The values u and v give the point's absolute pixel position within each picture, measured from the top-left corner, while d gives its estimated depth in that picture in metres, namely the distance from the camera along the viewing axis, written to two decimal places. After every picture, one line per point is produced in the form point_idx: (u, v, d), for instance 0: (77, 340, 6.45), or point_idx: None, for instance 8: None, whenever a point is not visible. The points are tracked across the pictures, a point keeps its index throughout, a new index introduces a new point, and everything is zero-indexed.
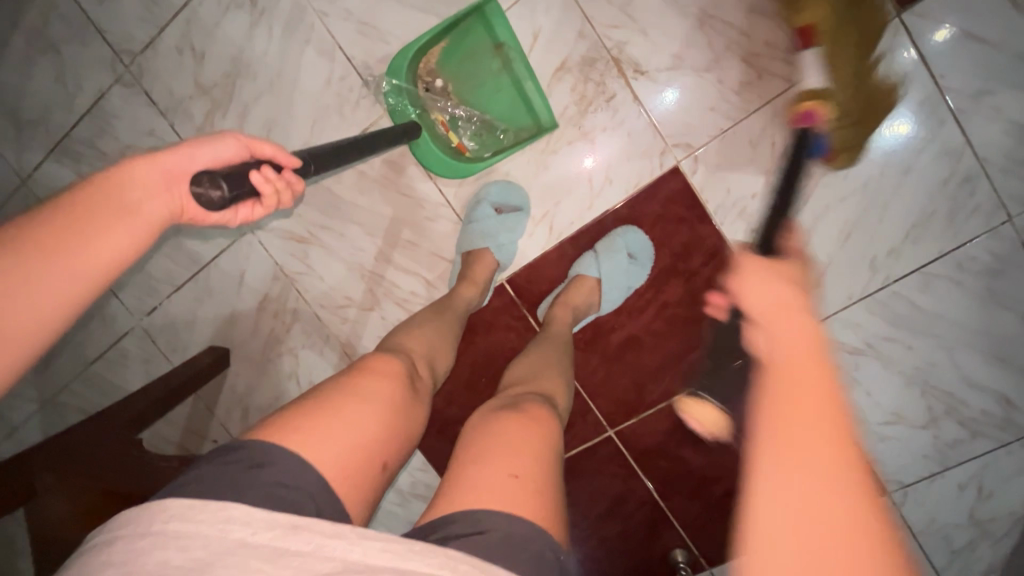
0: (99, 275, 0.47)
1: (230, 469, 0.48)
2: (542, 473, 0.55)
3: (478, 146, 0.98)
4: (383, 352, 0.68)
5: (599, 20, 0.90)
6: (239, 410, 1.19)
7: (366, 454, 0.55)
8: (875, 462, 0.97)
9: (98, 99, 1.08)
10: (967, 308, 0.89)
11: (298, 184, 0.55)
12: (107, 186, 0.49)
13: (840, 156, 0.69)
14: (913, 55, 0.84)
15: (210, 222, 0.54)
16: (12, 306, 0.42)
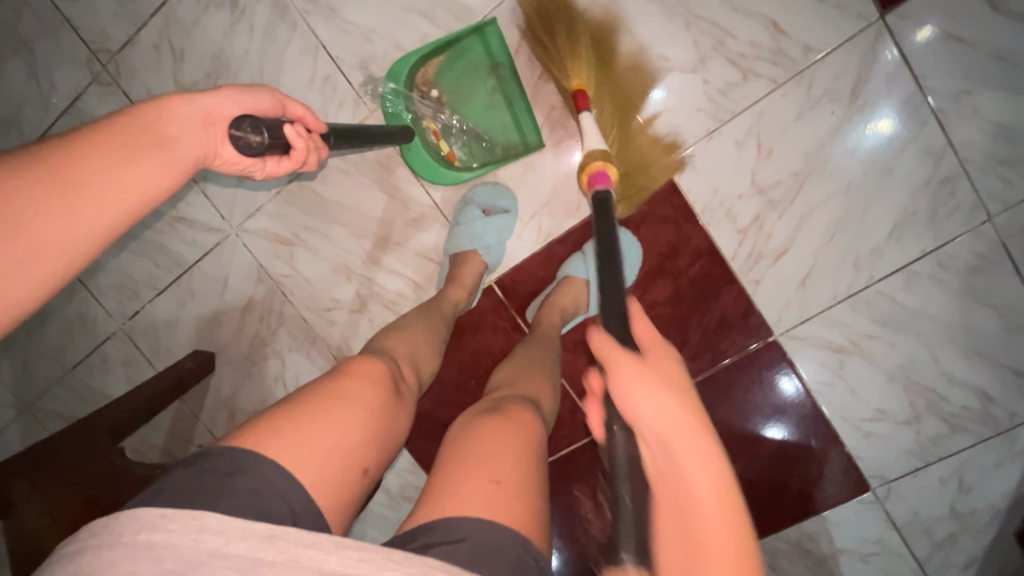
0: (138, 204, 0.47)
1: (207, 477, 0.48)
2: (523, 479, 0.55)
3: (467, 156, 0.98)
4: (367, 354, 0.67)
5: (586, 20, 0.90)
6: (224, 414, 1.18)
7: (347, 460, 0.54)
8: (860, 458, 0.98)
9: (73, 98, 1.05)
10: (947, 306, 0.91)
11: (322, 150, 0.62)
12: (148, 115, 0.50)
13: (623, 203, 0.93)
14: (895, 54, 0.85)
15: (238, 168, 0.57)
16: (51, 220, 0.42)
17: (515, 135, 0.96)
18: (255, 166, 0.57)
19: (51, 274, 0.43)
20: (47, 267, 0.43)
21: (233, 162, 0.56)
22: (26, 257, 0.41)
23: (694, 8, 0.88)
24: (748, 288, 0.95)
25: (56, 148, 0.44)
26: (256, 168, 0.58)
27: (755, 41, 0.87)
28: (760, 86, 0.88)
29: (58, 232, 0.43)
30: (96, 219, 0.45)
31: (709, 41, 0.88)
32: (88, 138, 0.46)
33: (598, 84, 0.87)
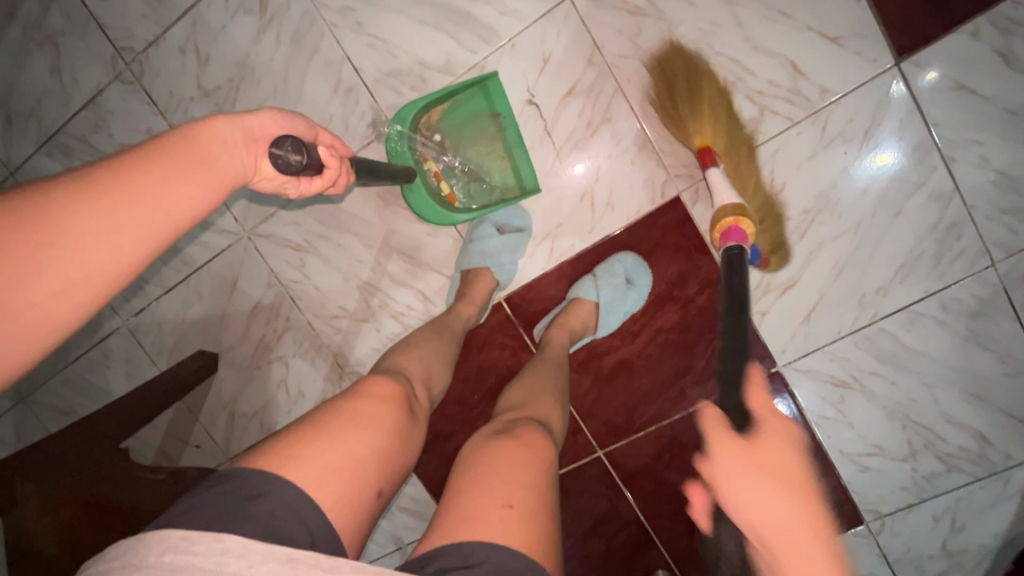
0: (177, 222, 0.48)
1: (227, 499, 0.48)
2: (535, 504, 0.55)
3: (466, 196, 0.98)
4: (380, 374, 0.68)
5: (609, 49, 0.92)
6: (224, 416, 1.18)
7: (362, 481, 0.54)
8: (856, 492, 0.99)
9: (95, 95, 1.06)
10: (947, 347, 0.93)
11: (349, 174, 0.65)
12: (191, 134, 0.51)
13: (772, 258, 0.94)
14: (903, 89, 0.87)
15: (273, 184, 0.58)
16: (102, 242, 0.43)
17: (511, 180, 0.98)
18: (291, 184, 0.58)
19: (95, 292, 0.43)
20: (91, 286, 0.43)
21: (271, 180, 0.58)
22: (76, 277, 0.42)
23: (715, 43, 0.89)
24: (754, 318, 0.96)
25: (97, 171, 0.45)
26: (291, 186, 0.59)
27: (774, 79, 0.89)
28: (776, 124, 0.90)
29: (101, 251, 0.43)
30: (140, 239, 0.45)
31: (728, 77, 0.90)
32: (132, 157, 0.47)
33: (731, 133, 0.90)
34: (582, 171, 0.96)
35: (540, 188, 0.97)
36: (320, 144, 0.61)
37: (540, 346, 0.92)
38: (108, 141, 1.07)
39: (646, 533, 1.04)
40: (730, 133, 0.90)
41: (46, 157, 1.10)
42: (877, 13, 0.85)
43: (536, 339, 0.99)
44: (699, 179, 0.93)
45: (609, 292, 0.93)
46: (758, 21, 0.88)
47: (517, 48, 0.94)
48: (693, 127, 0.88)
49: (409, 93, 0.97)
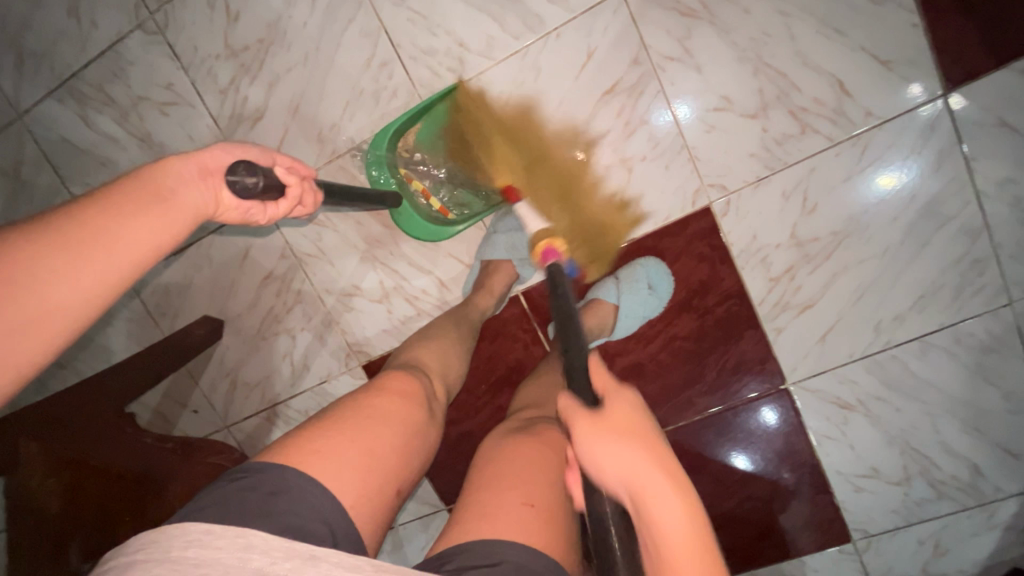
0: (142, 254, 0.46)
1: (247, 495, 0.46)
2: (557, 504, 0.53)
3: (458, 207, 0.98)
4: (397, 369, 0.67)
5: (657, 50, 0.89)
6: (225, 384, 1.17)
7: (382, 478, 0.52)
8: (848, 511, 1.01)
9: (114, 43, 1.01)
10: (954, 379, 0.94)
11: (317, 193, 0.64)
12: (146, 174, 0.49)
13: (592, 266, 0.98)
14: (939, 104, 0.85)
15: (239, 216, 0.56)
16: (55, 284, 0.42)
17: None
18: (257, 211, 0.57)
19: (51, 336, 0.42)
20: (46, 331, 0.42)
21: (235, 209, 0.56)
22: (37, 320, 0.41)
23: (764, 55, 0.87)
24: (770, 334, 0.96)
25: (53, 217, 0.44)
26: (257, 213, 0.57)
27: (820, 97, 0.87)
28: (816, 142, 0.89)
29: (56, 295, 0.42)
30: (100, 277, 0.44)
31: (775, 90, 0.88)
32: (87, 202, 0.45)
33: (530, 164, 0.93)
34: (584, 158, 0.95)
35: None
36: (278, 167, 0.60)
37: (555, 345, 0.92)
38: (125, 93, 1.03)
39: None
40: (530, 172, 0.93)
41: (57, 104, 1.06)
42: (933, 40, 0.83)
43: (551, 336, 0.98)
44: (732, 191, 0.92)
45: (632, 300, 0.93)
46: (811, 35, 0.85)
47: (562, 39, 0.91)
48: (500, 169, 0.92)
49: (446, 74, 0.94)
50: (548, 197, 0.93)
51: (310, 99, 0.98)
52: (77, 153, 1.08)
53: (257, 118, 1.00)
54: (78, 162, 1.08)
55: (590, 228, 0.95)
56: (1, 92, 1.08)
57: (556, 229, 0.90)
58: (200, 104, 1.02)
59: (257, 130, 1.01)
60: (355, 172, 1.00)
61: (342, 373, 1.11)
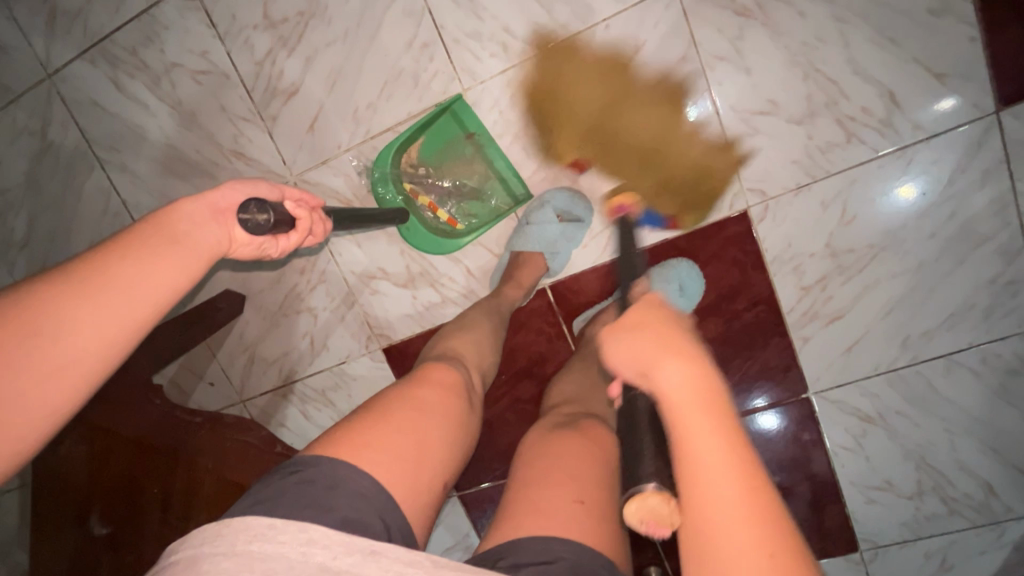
0: (158, 298, 0.46)
1: (306, 489, 0.45)
2: (606, 501, 0.53)
3: (466, 218, 1.00)
4: (437, 360, 0.66)
5: (706, 48, 0.87)
6: (243, 358, 1.17)
7: (430, 472, 0.52)
8: (858, 521, 1.01)
9: (152, 7, 1.00)
10: (977, 399, 0.94)
11: (326, 221, 0.66)
12: (160, 219, 0.50)
13: (686, 218, 0.94)
14: (990, 121, 0.84)
15: (250, 252, 0.57)
16: (80, 329, 0.42)
17: (503, 193, 0.99)
18: (269, 244, 0.58)
19: (76, 382, 0.42)
20: (71, 378, 0.42)
21: (247, 245, 0.56)
22: (62, 366, 0.41)
23: (816, 59, 0.85)
24: (796, 343, 0.96)
25: (67, 266, 0.45)
26: (269, 246, 0.58)
27: (868, 107, 0.86)
28: (860, 153, 0.88)
29: (79, 338, 0.42)
30: (122, 323, 0.44)
31: (823, 97, 0.86)
32: (109, 247, 0.47)
33: (603, 138, 0.93)
34: (594, 149, 0.94)
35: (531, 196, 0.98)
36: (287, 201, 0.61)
37: (583, 341, 0.91)
38: (158, 58, 1.02)
39: (646, 529, 1.08)
40: (600, 141, 0.94)
41: (88, 65, 1.04)
42: (989, 56, 0.82)
43: (577, 332, 0.98)
44: (770, 197, 0.91)
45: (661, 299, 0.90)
46: (866, 43, 0.84)
47: (610, 31, 0.89)
48: (564, 151, 0.95)
49: (488, 60, 0.93)
50: (631, 163, 0.93)
51: (347, 77, 0.97)
52: (107, 117, 1.07)
53: (292, 93, 0.99)
54: (108, 126, 1.07)
55: (687, 180, 0.92)
56: (31, 49, 1.06)
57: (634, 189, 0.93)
58: (234, 75, 1.00)
59: (291, 105, 0.99)
60: None
61: (361, 354, 1.11)
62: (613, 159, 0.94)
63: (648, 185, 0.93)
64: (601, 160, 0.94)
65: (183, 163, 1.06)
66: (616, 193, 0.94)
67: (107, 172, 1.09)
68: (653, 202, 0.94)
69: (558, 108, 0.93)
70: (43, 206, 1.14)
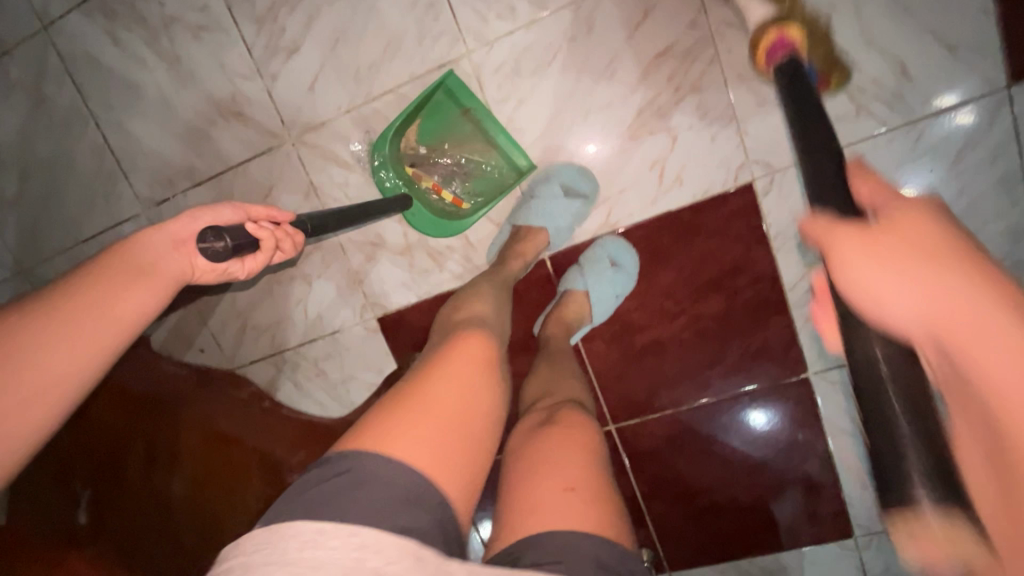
0: (138, 314, 0.51)
1: (349, 490, 0.42)
2: (597, 482, 0.52)
3: (471, 196, 0.99)
4: (466, 331, 0.61)
5: (717, 14, 0.86)
6: (235, 326, 1.15)
7: (470, 457, 0.50)
8: (855, 507, 1.00)
9: None
10: None
11: (296, 235, 0.63)
12: (123, 251, 0.54)
13: (833, 75, 0.81)
14: (1002, 96, 0.82)
15: (218, 272, 0.61)
16: (57, 353, 0.46)
17: (506, 167, 0.97)
18: (235, 266, 0.61)
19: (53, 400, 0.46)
20: (49, 398, 0.45)
21: (210, 270, 0.60)
22: (42, 384, 0.45)
23: (827, 29, 0.84)
24: (797, 321, 0.95)
25: (43, 297, 0.49)
26: (235, 268, 0.61)
27: (878, 79, 0.84)
28: (869, 127, 0.86)
29: (54, 361, 0.45)
30: (94, 345, 0.48)
31: (834, 68, 0.85)
32: (79, 277, 0.51)
33: None
34: (594, 151, 0.94)
35: (533, 166, 0.95)
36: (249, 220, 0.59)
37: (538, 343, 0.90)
38: (158, 13, 1.00)
39: (640, 510, 1.06)
40: None
41: (86, 18, 1.02)
42: (1002, 29, 0.81)
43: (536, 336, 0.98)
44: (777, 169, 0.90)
45: (597, 282, 0.92)
46: (878, 13, 0.83)
47: None
48: None
49: (494, 21, 0.91)
50: None
51: (350, 36, 0.95)
52: (103, 73, 1.04)
53: (294, 51, 0.97)
54: (104, 83, 1.05)
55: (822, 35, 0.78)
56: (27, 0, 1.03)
57: (790, 20, 0.73)
58: (234, 31, 0.98)
59: (292, 63, 0.97)
60: (390, 116, 0.97)
61: (356, 324, 1.09)
62: None
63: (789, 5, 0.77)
64: None
65: (180, 122, 1.04)
66: (774, 21, 0.72)
67: (101, 130, 1.07)
68: (812, 49, 0.75)
69: None
70: (34, 163, 1.11)
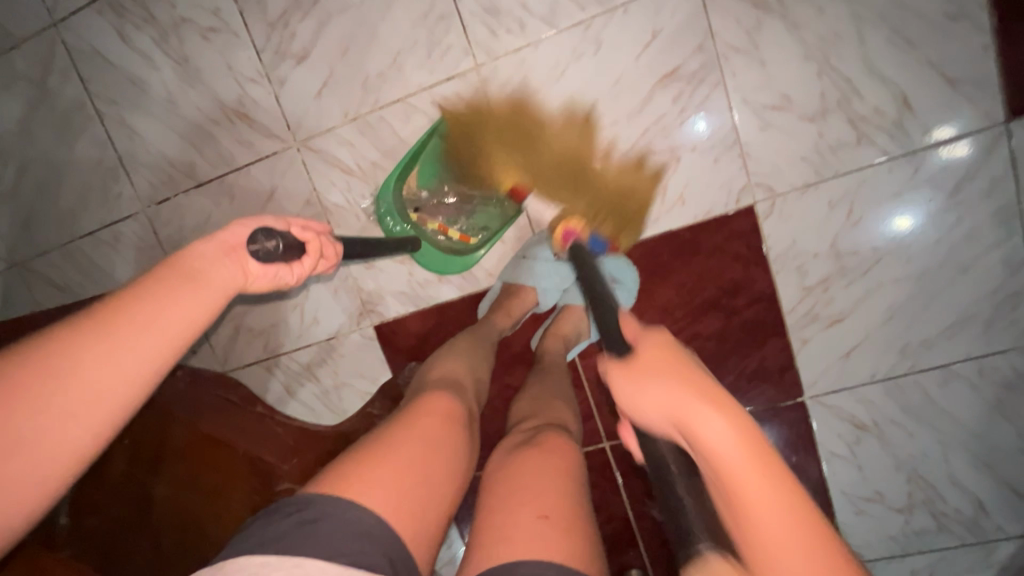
0: (176, 335, 0.44)
1: (295, 527, 0.45)
2: (574, 512, 0.49)
3: (479, 231, 0.98)
4: (435, 389, 0.64)
5: (723, 39, 0.87)
6: (229, 328, 1.14)
7: (423, 499, 0.50)
8: (846, 532, 0.99)
9: None
10: (974, 411, 0.93)
11: (332, 241, 0.62)
12: (176, 258, 0.48)
13: (625, 233, 0.92)
14: (1000, 129, 0.84)
15: (266, 288, 0.54)
16: (98, 373, 0.41)
17: None
18: (282, 273, 0.55)
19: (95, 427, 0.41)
20: (91, 424, 0.41)
21: (263, 279, 0.53)
22: (79, 407, 0.40)
23: (832, 57, 0.86)
24: (794, 344, 0.95)
25: (93, 305, 0.44)
26: (284, 276, 0.55)
27: (880, 108, 0.86)
28: (869, 154, 0.88)
29: (94, 384, 0.41)
30: (134, 367, 0.42)
31: (837, 95, 0.86)
32: (128, 287, 0.45)
33: (526, 156, 0.90)
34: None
35: None
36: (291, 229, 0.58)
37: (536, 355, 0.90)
38: (169, 13, 1.00)
39: (630, 529, 1.05)
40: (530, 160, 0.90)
41: (96, 15, 1.03)
42: (1001, 65, 0.82)
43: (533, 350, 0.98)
44: (779, 193, 0.90)
45: None
46: (882, 44, 0.84)
47: (629, 15, 0.89)
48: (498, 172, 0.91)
49: (504, 36, 0.92)
50: (553, 178, 0.89)
51: (360, 44, 0.96)
52: (111, 70, 1.04)
53: (302, 56, 0.97)
54: (111, 80, 1.05)
55: (619, 196, 0.90)
56: None
57: (571, 212, 0.88)
58: (244, 34, 0.98)
59: (300, 68, 0.98)
60: (396, 125, 0.97)
61: (351, 331, 1.08)
62: (538, 159, 0.90)
63: (569, 199, 0.89)
64: (534, 181, 0.90)
65: (185, 122, 1.04)
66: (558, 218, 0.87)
67: (105, 127, 1.07)
68: (596, 227, 0.88)
69: (485, 149, 0.92)
70: (35, 156, 1.11)
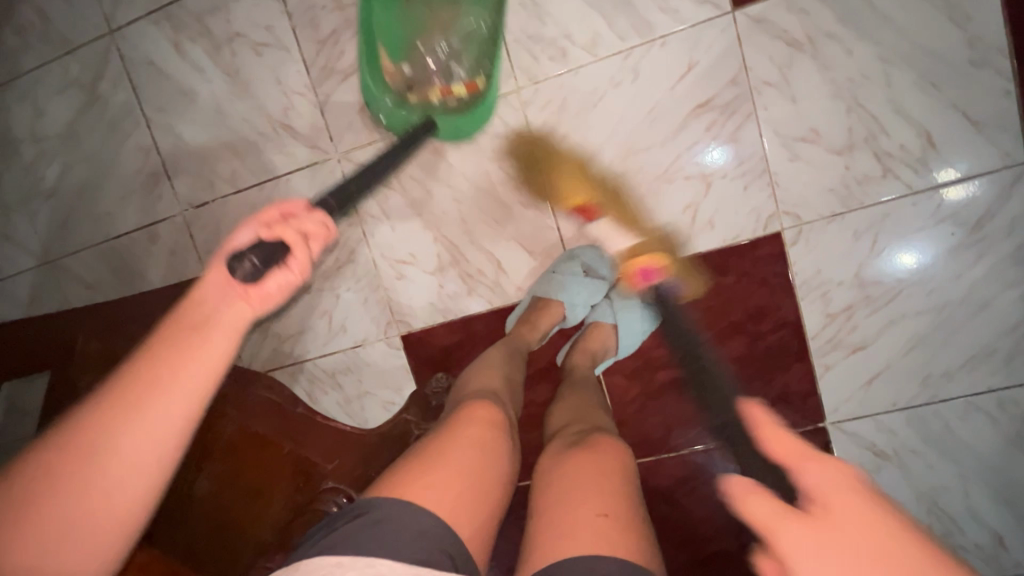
0: (194, 391, 0.43)
1: (359, 528, 0.46)
2: (631, 511, 0.52)
3: (475, 70, 0.97)
4: (475, 397, 0.65)
5: (757, 74, 0.91)
6: (257, 332, 1.15)
7: (478, 498, 0.51)
8: None
9: None
10: (994, 444, 0.94)
11: (313, 216, 0.52)
12: (184, 306, 0.46)
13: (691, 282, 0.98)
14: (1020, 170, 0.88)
15: (287, 292, 0.50)
16: (126, 446, 0.41)
17: (479, 22, 0.96)
18: (286, 275, 0.49)
19: (131, 497, 0.41)
20: (125, 499, 0.41)
21: (277, 291, 0.49)
22: (112, 484, 0.40)
23: (860, 96, 0.90)
24: (817, 369, 0.97)
25: (117, 374, 0.43)
26: (293, 276, 0.50)
27: (906, 145, 0.90)
28: (894, 188, 0.91)
29: (125, 456, 0.41)
30: (156, 434, 0.42)
31: (864, 131, 0.90)
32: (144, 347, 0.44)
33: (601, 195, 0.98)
34: (593, 196, 0.99)
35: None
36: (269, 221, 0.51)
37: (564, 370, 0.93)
38: (223, 27, 1.05)
39: None
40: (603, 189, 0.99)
41: (153, 26, 1.07)
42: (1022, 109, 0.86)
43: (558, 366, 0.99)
44: (805, 222, 0.94)
45: (625, 317, 0.95)
46: (908, 85, 0.88)
47: (666, 47, 0.93)
48: (563, 196, 1.00)
49: (546, 63, 0.97)
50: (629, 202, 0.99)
51: None
52: (162, 79, 1.08)
53: (350, 73, 1.01)
54: (161, 87, 1.09)
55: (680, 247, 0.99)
56: (99, 5, 1.08)
57: (645, 247, 0.97)
58: (295, 50, 1.03)
59: (346, 84, 1.02)
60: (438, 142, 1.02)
61: (378, 339, 1.10)
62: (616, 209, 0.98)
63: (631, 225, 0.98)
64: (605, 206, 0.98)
65: (230, 130, 1.08)
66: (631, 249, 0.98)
67: (151, 131, 1.10)
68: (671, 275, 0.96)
69: (549, 173, 1.00)
70: (80, 157, 1.14)
